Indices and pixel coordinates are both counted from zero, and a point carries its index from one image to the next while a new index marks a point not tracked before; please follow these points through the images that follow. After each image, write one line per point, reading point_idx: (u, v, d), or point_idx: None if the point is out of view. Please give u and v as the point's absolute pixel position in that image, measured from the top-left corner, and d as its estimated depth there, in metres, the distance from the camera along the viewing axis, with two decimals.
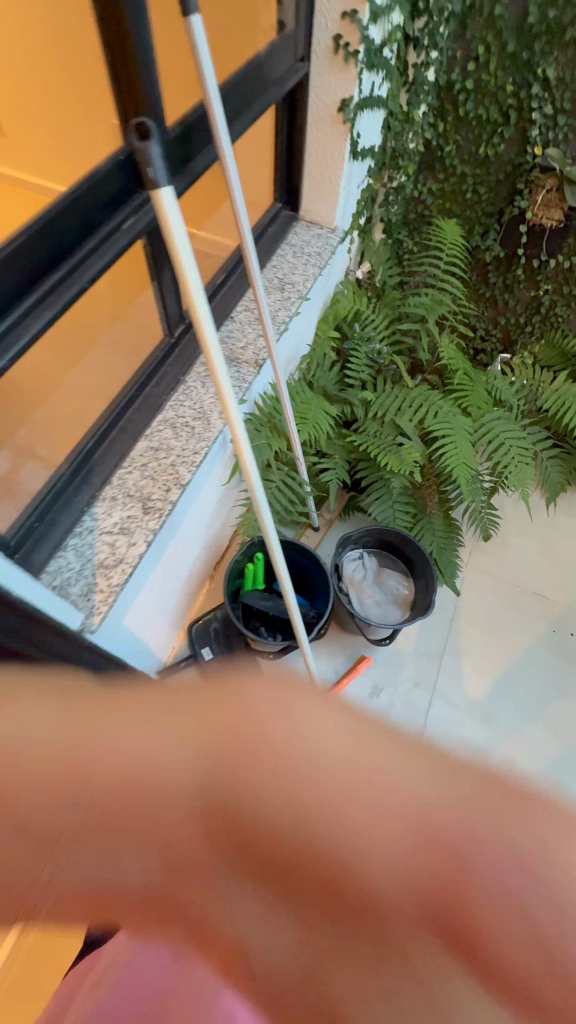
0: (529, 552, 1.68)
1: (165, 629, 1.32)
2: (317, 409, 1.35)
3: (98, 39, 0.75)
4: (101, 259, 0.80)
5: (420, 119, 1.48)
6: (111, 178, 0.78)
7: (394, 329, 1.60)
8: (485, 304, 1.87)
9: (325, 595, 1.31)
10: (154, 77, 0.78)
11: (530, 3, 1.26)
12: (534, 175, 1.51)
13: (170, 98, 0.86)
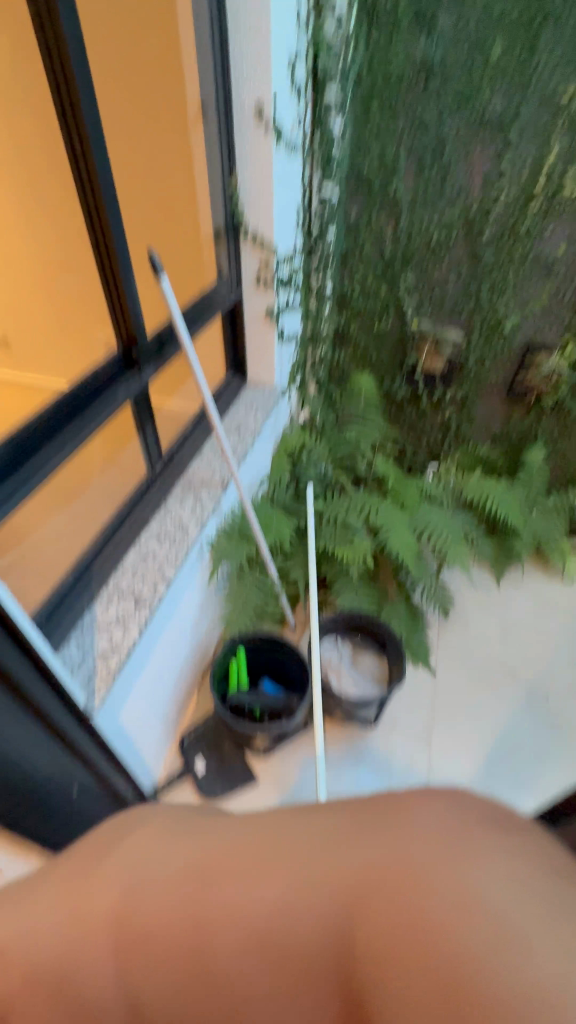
0: (490, 625, 1.84)
1: (158, 738, 1.36)
2: (279, 518, 1.61)
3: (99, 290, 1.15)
4: (103, 414, 1.09)
5: (327, 314, 2.06)
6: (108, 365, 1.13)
7: (335, 453, 1.96)
8: (407, 429, 2.32)
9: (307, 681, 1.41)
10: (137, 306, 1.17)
11: (385, 243, 1.89)
12: (417, 340, 2.06)
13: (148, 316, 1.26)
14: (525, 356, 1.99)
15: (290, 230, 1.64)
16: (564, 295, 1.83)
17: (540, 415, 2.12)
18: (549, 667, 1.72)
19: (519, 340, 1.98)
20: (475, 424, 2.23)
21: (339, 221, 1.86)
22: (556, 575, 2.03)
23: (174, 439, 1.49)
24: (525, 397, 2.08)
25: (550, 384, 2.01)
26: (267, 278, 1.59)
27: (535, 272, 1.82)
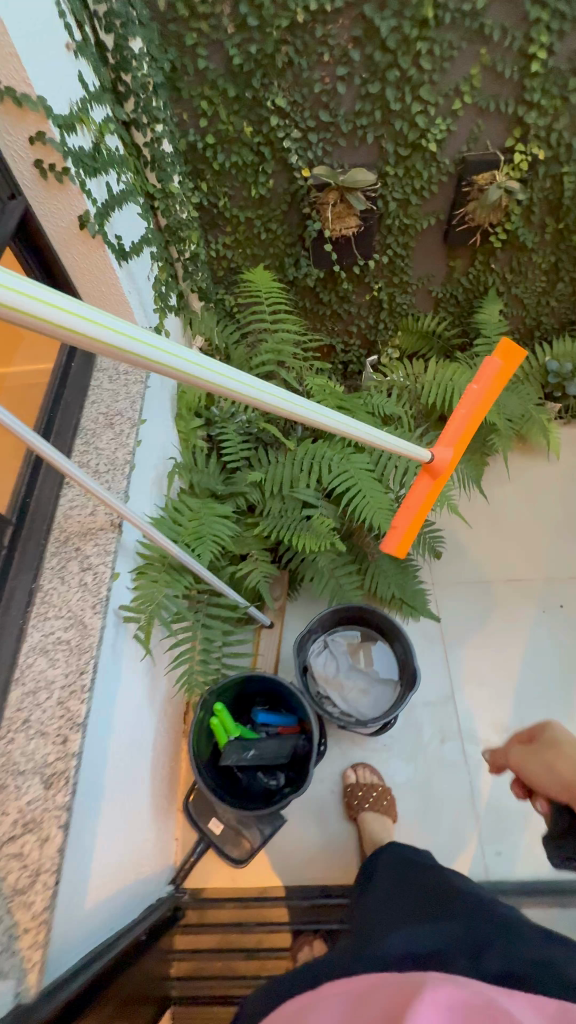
0: (482, 540, 1.62)
1: (157, 831, 1.14)
2: (210, 518, 1.23)
3: None
4: None
5: (181, 189, 1.39)
6: None
7: (254, 392, 1.49)
8: (331, 320, 1.83)
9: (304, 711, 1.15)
10: None
11: (228, 47, 1.21)
12: (314, 198, 1.46)
13: None
14: (461, 178, 1.46)
15: (61, 55, 0.93)
16: (502, 72, 1.29)
17: (488, 259, 1.70)
18: (556, 570, 1.55)
19: (452, 155, 1.43)
20: (411, 289, 1.78)
21: (144, 18, 1.15)
22: (541, 457, 1.77)
23: (20, 478, 0.97)
24: (469, 240, 1.61)
25: (501, 213, 1.53)
26: (55, 164, 0.93)
27: (461, 41, 1.24)
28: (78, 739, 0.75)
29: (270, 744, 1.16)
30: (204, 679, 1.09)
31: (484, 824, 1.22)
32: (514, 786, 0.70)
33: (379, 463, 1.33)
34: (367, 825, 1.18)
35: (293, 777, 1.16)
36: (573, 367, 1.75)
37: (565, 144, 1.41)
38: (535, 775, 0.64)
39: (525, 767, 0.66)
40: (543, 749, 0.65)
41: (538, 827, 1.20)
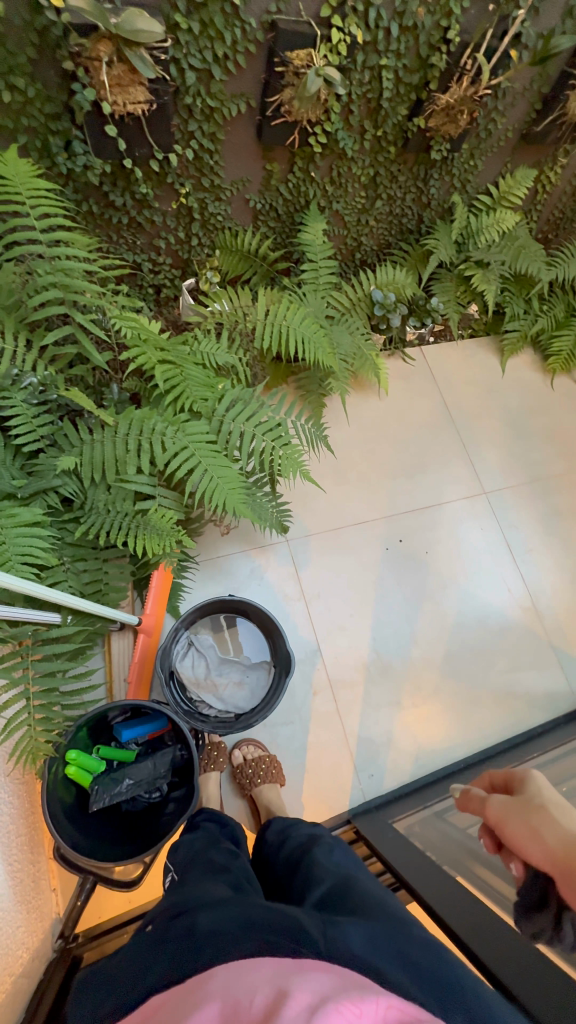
0: (328, 488, 1.62)
1: (30, 906, 0.97)
2: (15, 534, 0.93)
3: None
4: None
5: None
6: None
7: (43, 342, 1.12)
8: (131, 232, 1.44)
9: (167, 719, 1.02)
10: None
11: None
12: (78, 49, 1.02)
13: None
14: (273, 52, 1.17)
15: None
16: None
17: (309, 166, 1.48)
18: (393, 506, 1.65)
19: (258, 14, 1.12)
20: (225, 197, 1.47)
21: None
22: (372, 393, 1.79)
23: None
24: (287, 139, 1.36)
25: (320, 108, 1.30)
26: None
27: None
28: None
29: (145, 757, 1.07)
30: (50, 739, 0.89)
31: (358, 756, 1.35)
32: (484, 837, 0.66)
33: (221, 430, 1.15)
34: (262, 796, 1.18)
35: (176, 784, 1.07)
36: (396, 297, 1.73)
37: (383, 28, 1.21)
38: (512, 826, 0.58)
39: (501, 825, 0.59)
40: (524, 805, 0.59)
41: (398, 743, 1.38)
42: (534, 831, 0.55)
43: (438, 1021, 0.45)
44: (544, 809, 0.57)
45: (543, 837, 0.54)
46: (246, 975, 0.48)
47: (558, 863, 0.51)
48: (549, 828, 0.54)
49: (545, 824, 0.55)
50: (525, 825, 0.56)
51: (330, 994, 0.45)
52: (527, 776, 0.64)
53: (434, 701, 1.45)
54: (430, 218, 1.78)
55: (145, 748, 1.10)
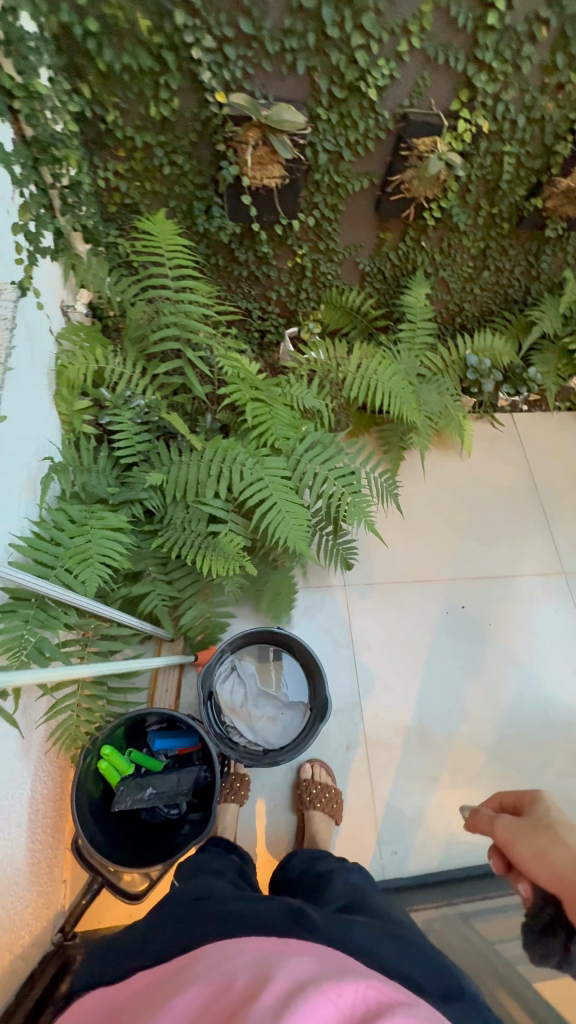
0: (394, 541, 1.60)
1: (40, 891, 1.01)
2: (99, 534, 1.03)
3: None
4: None
5: (51, 91, 1.05)
6: None
7: (155, 371, 1.26)
8: (247, 285, 1.60)
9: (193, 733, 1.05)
10: None
11: None
12: (231, 133, 1.20)
13: None
14: (401, 139, 1.28)
15: None
16: (457, 18, 1.11)
17: (419, 236, 1.56)
18: (459, 570, 1.60)
19: (392, 108, 1.24)
20: (337, 259, 1.59)
21: None
22: (454, 453, 1.77)
23: None
24: (402, 212, 1.45)
25: (438, 187, 1.39)
26: None
27: None
28: None
29: (171, 772, 1.09)
30: (86, 728, 0.95)
31: (383, 826, 1.26)
32: (493, 856, 0.62)
33: (297, 468, 1.21)
34: (313, 822, 1.17)
35: (195, 807, 1.08)
36: (490, 363, 1.74)
37: (509, 119, 1.29)
38: (521, 849, 0.57)
39: (510, 847, 0.58)
40: (535, 829, 0.57)
41: (429, 824, 1.28)
42: (547, 854, 0.54)
43: (419, 1007, 0.44)
44: (561, 828, 0.56)
45: (559, 859, 0.53)
46: (232, 961, 0.49)
47: (574, 896, 0.50)
48: (563, 851, 0.53)
49: (557, 852, 0.54)
50: (533, 841, 0.56)
51: (312, 973, 0.47)
52: (536, 798, 0.62)
53: (477, 788, 1.33)
54: (538, 291, 1.78)
55: (172, 762, 1.12)
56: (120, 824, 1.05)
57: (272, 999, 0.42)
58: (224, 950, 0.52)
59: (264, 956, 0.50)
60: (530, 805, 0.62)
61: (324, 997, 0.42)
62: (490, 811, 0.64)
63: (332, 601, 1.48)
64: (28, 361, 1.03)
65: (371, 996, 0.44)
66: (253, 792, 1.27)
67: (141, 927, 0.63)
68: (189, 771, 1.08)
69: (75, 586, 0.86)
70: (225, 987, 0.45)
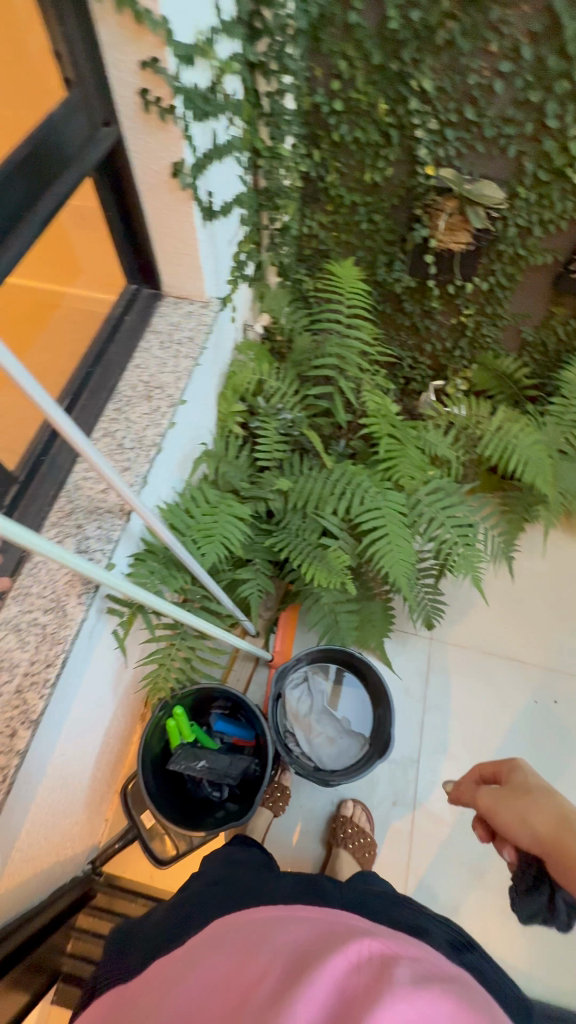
0: (494, 610, 1.53)
1: (88, 817, 1.11)
2: (225, 518, 1.15)
3: None
4: None
5: (289, 153, 1.26)
6: None
7: (306, 391, 1.39)
8: (406, 334, 1.70)
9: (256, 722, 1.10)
10: None
11: (388, 6, 1.07)
12: (430, 201, 1.32)
13: None
14: None
15: None
16: None
17: None
18: (560, 662, 1.47)
19: None
20: (501, 325, 1.63)
21: None
22: None
23: (39, 432, 0.92)
24: None
25: None
26: (161, 99, 0.83)
27: None
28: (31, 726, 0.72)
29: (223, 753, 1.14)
30: (169, 681, 1.04)
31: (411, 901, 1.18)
32: (477, 827, 0.66)
33: (415, 507, 1.24)
34: (339, 861, 1.14)
35: (235, 795, 1.13)
36: None
37: None
38: (502, 816, 0.60)
39: (492, 816, 0.61)
40: (513, 795, 0.61)
41: (463, 921, 1.16)
42: (524, 816, 0.57)
43: (419, 955, 0.49)
44: (537, 788, 0.60)
45: (534, 820, 0.56)
46: (240, 935, 0.54)
47: (551, 850, 0.54)
48: (537, 809, 0.57)
49: (535, 813, 0.57)
50: (509, 806, 0.60)
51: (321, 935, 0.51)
52: (513, 765, 0.65)
53: None
54: None
55: (226, 746, 1.18)
56: (168, 785, 1.12)
57: (280, 960, 0.47)
58: (222, 935, 0.55)
59: (268, 927, 0.53)
60: (507, 770, 0.66)
61: (329, 951, 0.47)
62: (474, 785, 0.68)
63: (414, 649, 1.45)
64: (212, 361, 1.21)
65: (375, 945, 0.48)
66: (289, 807, 1.27)
67: (186, 916, 0.68)
68: (240, 757, 1.12)
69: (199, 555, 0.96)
70: (233, 955, 0.50)
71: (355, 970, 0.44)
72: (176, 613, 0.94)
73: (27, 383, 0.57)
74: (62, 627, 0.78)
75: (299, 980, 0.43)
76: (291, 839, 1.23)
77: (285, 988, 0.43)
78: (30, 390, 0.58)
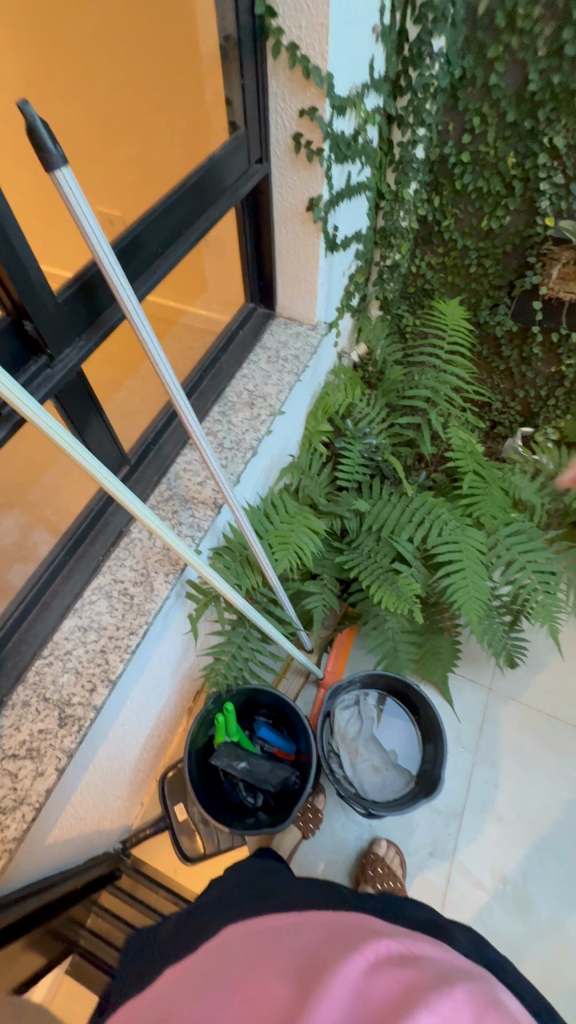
0: (562, 672, 1.43)
1: (127, 796, 1.15)
2: (301, 529, 1.18)
3: (41, 246, 0.67)
4: None
5: (411, 197, 1.33)
6: (19, 363, 0.67)
7: (394, 420, 1.43)
8: (500, 377, 1.69)
9: (304, 736, 1.10)
10: (28, 259, 0.61)
11: (530, 71, 1.12)
12: (546, 250, 1.34)
13: (69, 260, 0.72)
14: None
15: (364, 43, 0.91)
16: None
17: None
18: None
19: None
20: None
21: (457, 18, 1.09)
22: None
23: (151, 424, 1.01)
24: None
25: None
26: (312, 142, 0.92)
27: None
28: (108, 685, 0.77)
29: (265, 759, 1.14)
30: (225, 678, 1.07)
31: None
32: None
33: (494, 547, 1.21)
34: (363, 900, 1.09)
35: (269, 806, 1.12)
36: None
37: None
38: None
39: None
40: None
41: None
42: None
43: (437, 959, 0.47)
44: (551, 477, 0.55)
45: None
46: (263, 934, 0.54)
47: None
48: None
49: None
50: None
51: (338, 936, 0.50)
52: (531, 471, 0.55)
53: (570, 1004, 1.06)
54: None
55: (267, 754, 1.17)
56: (206, 781, 1.14)
57: (296, 960, 0.46)
58: (244, 935, 0.55)
59: (289, 930, 0.54)
60: None
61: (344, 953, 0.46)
62: None
63: (470, 696, 1.39)
64: (309, 380, 1.28)
65: (394, 947, 0.47)
66: (320, 832, 1.23)
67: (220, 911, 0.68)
68: (281, 767, 1.12)
69: (275, 560, 1.00)
70: (255, 954, 0.50)
71: (374, 975, 0.43)
72: (249, 612, 0.96)
73: (166, 371, 0.65)
74: (148, 600, 0.84)
75: (316, 978, 0.43)
76: (317, 866, 1.19)
77: (303, 987, 0.42)
78: (168, 379, 0.66)
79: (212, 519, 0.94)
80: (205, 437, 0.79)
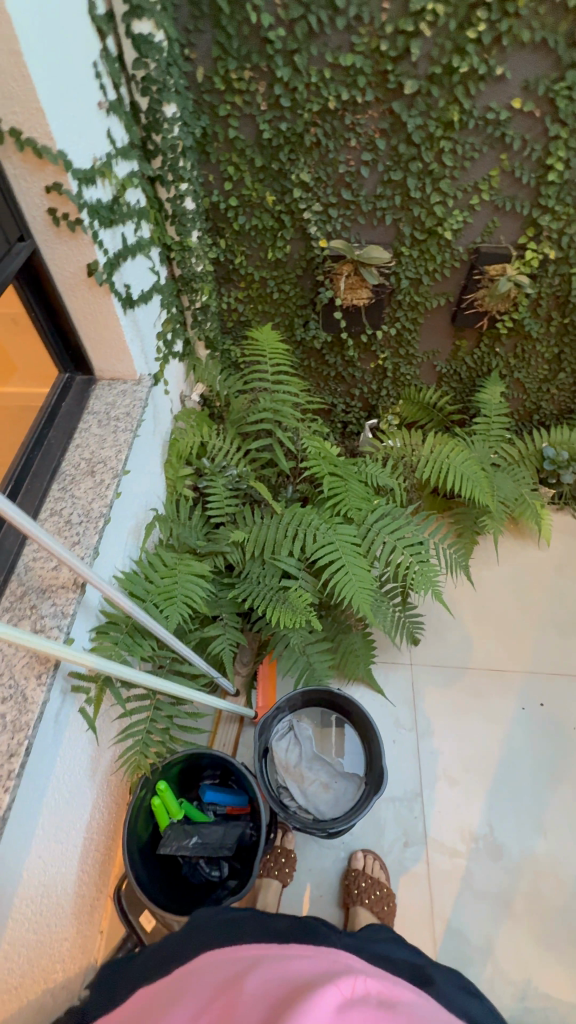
0: (466, 625, 1.56)
1: (78, 932, 1.01)
2: (184, 577, 1.15)
3: None
4: None
5: (197, 244, 1.41)
6: None
7: (247, 446, 1.47)
8: (334, 383, 1.84)
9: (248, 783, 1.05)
10: None
11: (260, 122, 1.27)
12: (329, 267, 1.50)
13: None
14: (473, 266, 1.51)
15: (94, 120, 0.96)
16: (522, 177, 1.35)
17: (493, 343, 1.71)
18: (538, 664, 1.49)
19: (466, 243, 1.48)
20: (416, 362, 1.78)
21: (180, 86, 1.19)
22: (532, 543, 1.75)
23: None
24: (476, 323, 1.64)
25: (509, 303, 1.57)
26: (69, 213, 0.94)
27: (482, 145, 1.30)
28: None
29: (218, 823, 1.08)
30: (147, 757, 1.00)
31: (443, 951, 1.09)
32: None
33: (367, 537, 1.29)
34: (358, 922, 1.06)
35: (236, 869, 1.06)
36: (569, 456, 1.75)
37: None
38: None
39: None
40: None
41: (500, 959, 1.09)
42: None
43: (417, 1010, 0.45)
44: None
45: None
46: (228, 968, 0.50)
47: None
48: None
49: None
50: None
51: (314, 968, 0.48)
52: None
53: (561, 928, 1.12)
54: None
55: (220, 817, 1.11)
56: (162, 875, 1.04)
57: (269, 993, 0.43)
58: (205, 970, 0.51)
59: (256, 961, 0.50)
60: None
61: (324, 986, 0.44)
62: None
63: (396, 678, 1.45)
64: (150, 432, 1.27)
65: (373, 991, 0.45)
66: (299, 872, 1.19)
67: (192, 933, 0.65)
68: (236, 824, 1.06)
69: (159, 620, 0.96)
70: (220, 990, 0.46)
71: (350, 1012, 0.41)
72: (147, 682, 0.91)
73: None
74: (23, 713, 0.76)
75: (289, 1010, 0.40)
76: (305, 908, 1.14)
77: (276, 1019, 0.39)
78: None
79: (78, 601, 0.89)
80: (40, 528, 0.73)
